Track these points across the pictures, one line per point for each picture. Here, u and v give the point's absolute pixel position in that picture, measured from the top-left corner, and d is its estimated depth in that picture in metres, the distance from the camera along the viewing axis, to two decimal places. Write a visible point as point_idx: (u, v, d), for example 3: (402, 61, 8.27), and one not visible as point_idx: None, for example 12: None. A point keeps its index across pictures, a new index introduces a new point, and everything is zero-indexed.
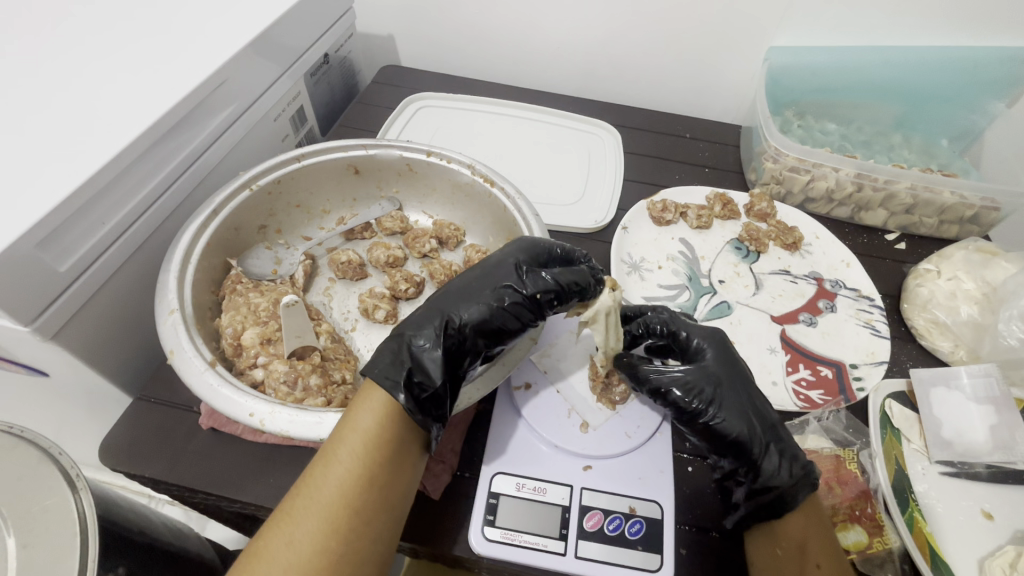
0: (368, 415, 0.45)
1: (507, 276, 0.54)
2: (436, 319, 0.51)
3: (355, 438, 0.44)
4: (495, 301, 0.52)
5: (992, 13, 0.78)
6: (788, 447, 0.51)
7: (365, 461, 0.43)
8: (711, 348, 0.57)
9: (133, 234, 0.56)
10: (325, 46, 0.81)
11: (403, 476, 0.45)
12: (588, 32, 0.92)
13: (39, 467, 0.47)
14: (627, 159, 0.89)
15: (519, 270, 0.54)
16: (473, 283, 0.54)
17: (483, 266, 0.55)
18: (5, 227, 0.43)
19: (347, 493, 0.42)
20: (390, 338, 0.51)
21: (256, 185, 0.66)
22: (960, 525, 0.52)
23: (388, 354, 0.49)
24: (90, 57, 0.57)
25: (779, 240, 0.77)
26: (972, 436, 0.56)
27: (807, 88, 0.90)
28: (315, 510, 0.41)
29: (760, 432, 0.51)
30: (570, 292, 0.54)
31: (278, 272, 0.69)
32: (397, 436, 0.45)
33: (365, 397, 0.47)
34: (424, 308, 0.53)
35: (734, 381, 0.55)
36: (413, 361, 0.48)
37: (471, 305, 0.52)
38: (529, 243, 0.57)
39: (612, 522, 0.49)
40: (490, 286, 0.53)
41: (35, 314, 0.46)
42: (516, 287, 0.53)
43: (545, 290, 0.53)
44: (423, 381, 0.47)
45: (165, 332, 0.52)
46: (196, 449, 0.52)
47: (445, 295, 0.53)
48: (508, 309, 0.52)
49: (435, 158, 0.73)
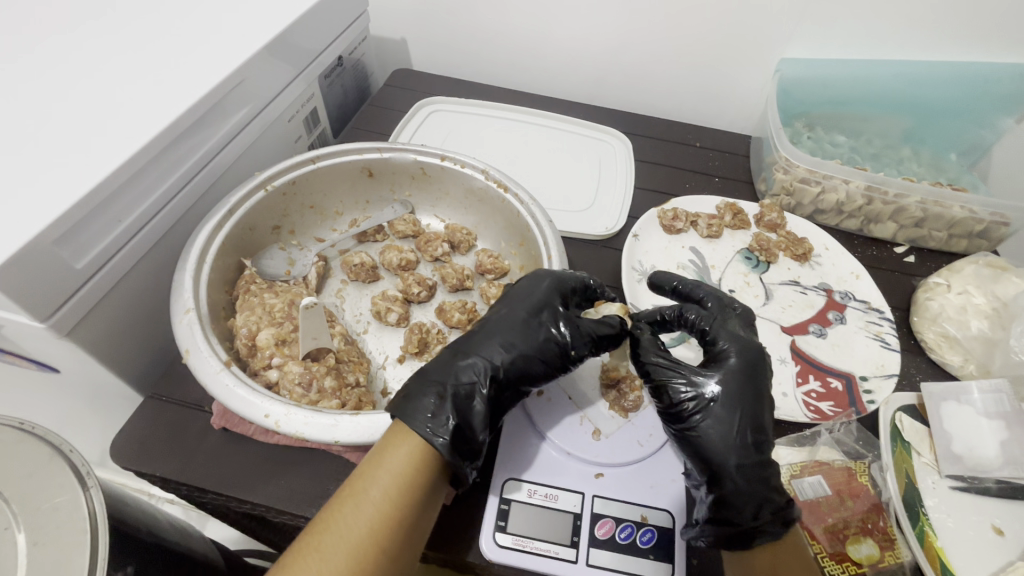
0: (402, 456, 0.46)
1: (544, 323, 0.55)
2: (477, 368, 0.51)
3: (386, 476, 0.44)
4: (535, 351, 0.53)
5: (1001, 30, 0.79)
6: (768, 488, 0.49)
7: (396, 501, 0.44)
8: (737, 359, 0.54)
9: (149, 232, 0.56)
10: (340, 49, 0.81)
11: (428, 511, 0.46)
12: (599, 40, 0.93)
13: (48, 464, 0.46)
14: (637, 167, 0.90)
15: (556, 316, 0.55)
16: (513, 326, 0.54)
17: (517, 308, 0.56)
18: (25, 223, 0.44)
19: (376, 533, 0.42)
20: (427, 385, 0.49)
21: (271, 185, 0.66)
22: (971, 541, 0.52)
23: (430, 405, 0.48)
24: (109, 53, 0.58)
25: (790, 250, 0.77)
26: (983, 450, 0.56)
27: (817, 99, 0.90)
28: (344, 547, 0.42)
29: (742, 453, 0.50)
30: (602, 340, 0.56)
31: (291, 272, 0.69)
32: (429, 476, 0.46)
33: (399, 438, 0.47)
34: (460, 353, 0.52)
35: (746, 398, 0.52)
36: (458, 415, 0.48)
37: (510, 353, 0.53)
38: (560, 283, 0.57)
39: (623, 530, 0.49)
40: (529, 334, 0.54)
41: (54, 310, 0.47)
42: (554, 336, 0.54)
43: (580, 341, 0.55)
44: (468, 436, 0.47)
45: (180, 331, 0.52)
46: (207, 449, 0.52)
47: (481, 341, 0.53)
48: (547, 360, 0.54)
49: (448, 163, 0.73)
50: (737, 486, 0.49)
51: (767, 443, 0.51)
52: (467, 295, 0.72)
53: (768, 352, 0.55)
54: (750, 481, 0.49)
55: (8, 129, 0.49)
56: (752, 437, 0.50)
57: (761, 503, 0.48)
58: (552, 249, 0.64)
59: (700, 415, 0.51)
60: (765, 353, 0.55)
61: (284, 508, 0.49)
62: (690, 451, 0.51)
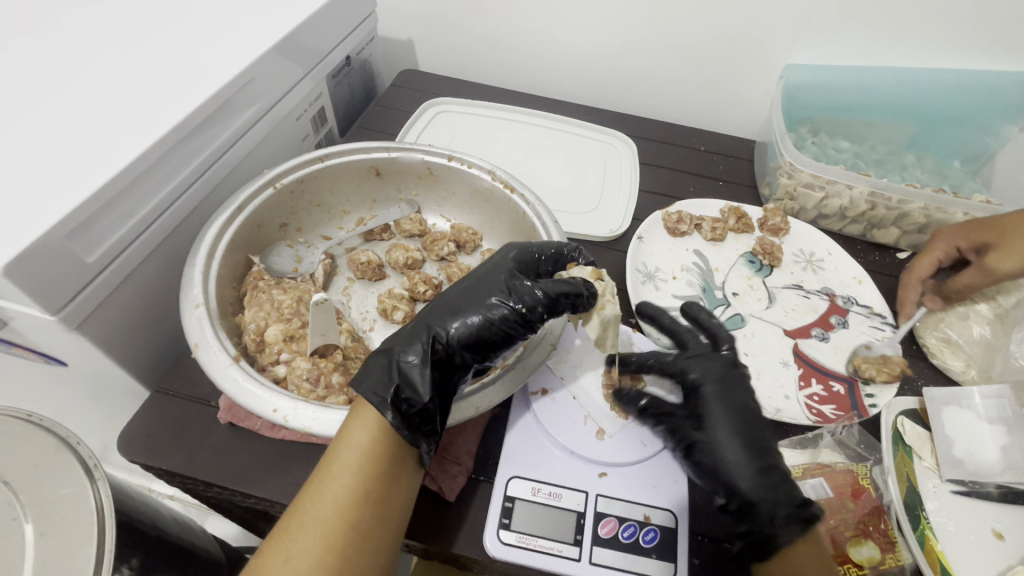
0: (362, 432, 0.45)
1: (496, 291, 0.53)
2: (422, 335, 0.50)
3: (349, 455, 0.45)
4: (484, 317, 0.51)
5: (1002, 38, 0.80)
6: (783, 487, 0.49)
7: (360, 479, 0.44)
8: (712, 380, 0.54)
9: (159, 226, 0.56)
10: (348, 48, 0.82)
11: (399, 487, 0.45)
12: (606, 43, 0.93)
13: (57, 456, 0.47)
14: (642, 170, 0.90)
15: (508, 284, 0.53)
16: (465, 296, 0.53)
17: (474, 279, 0.55)
18: (38, 217, 0.44)
19: (343, 511, 0.43)
20: (376, 353, 0.49)
21: (280, 183, 0.67)
22: (972, 544, 0.52)
23: (375, 371, 0.48)
24: (119, 50, 0.58)
25: (885, 372, 0.64)
26: (983, 455, 0.56)
27: (822, 106, 0.91)
28: (314, 527, 0.42)
29: (746, 467, 0.50)
30: (560, 303, 0.52)
31: (299, 270, 0.69)
32: (392, 453, 0.45)
33: (356, 415, 0.47)
34: (412, 322, 0.52)
35: (734, 412, 0.53)
36: (401, 377, 0.47)
37: (461, 320, 0.51)
38: (519, 253, 0.56)
39: (626, 530, 0.49)
40: (478, 303, 0.52)
41: (63, 304, 0.47)
42: (506, 302, 0.52)
43: (534, 305, 0.51)
44: (411, 398, 0.47)
45: (190, 326, 0.52)
46: (213, 443, 0.53)
47: (433, 310, 0.53)
48: (498, 325, 0.51)
49: (456, 163, 0.74)
50: (750, 493, 0.49)
51: (770, 450, 0.51)
52: None
53: (737, 365, 0.56)
54: (762, 488, 0.49)
55: (8, 126, 0.49)
56: (755, 455, 0.50)
57: (772, 507, 0.48)
58: None
59: (699, 434, 0.52)
60: (737, 367, 0.56)
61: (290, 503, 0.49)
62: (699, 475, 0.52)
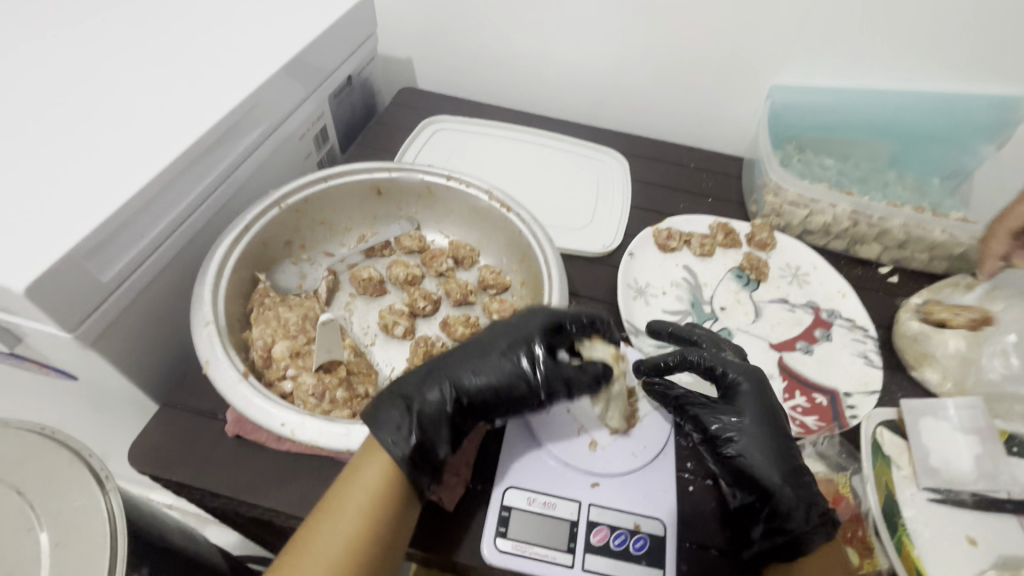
0: (376, 471, 0.48)
1: (519, 357, 0.54)
2: (444, 387, 0.52)
3: (361, 493, 0.47)
4: (504, 382, 0.53)
5: (978, 62, 0.84)
6: (811, 493, 0.52)
7: (371, 517, 0.46)
8: (747, 384, 0.57)
9: (169, 245, 0.58)
10: (350, 69, 0.85)
11: (403, 523, 0.48)
12: (599, 63, 0.97)
13: (70, 468, 0.49)
14: (634, 186, 0.93)
15: (533, 351, 0.54)
16: (487, 353, 0.55)
17: (500, 334, 0.56)
18: (58, 238, 0.46)
19: (351, 546, 0.45)
20: (397, 398, 0.51)
21: (285, 203, 0.69)
22: (947, 550, 0.55)
23: (397, 418, 0.49)
24: (132, 75, 0.61)
25: (962, 316, 0.69)
26: (958, 463, 0.59)
27: (807, 125, 0.95)
28: (321, 560, 0.44)
29: (783, 472, 0.52)
30: (578, 387, 0.54)
31: (303, 287, 0.73)
32: (401, 494, 0.48)
33: (372, 455, 0.49)
34: (433, 369, 0.54)
35: (768, 417, 0.55)
36: (420, 430, 0.49)
37: (483, 378, 0.53)
38: (549, 318, 0.56)
39: (617, 537, 0.52)
40: (502, 367, 0.54)
41: (79, 321, 0.49)
42: (528, 374, 0.54)
43: (554, 386, 0.54)
44: (427, 450, 0.49)
45: (200, 343, 0.55)
46: (220, 455, 0.55)
47: (456, 360, 0.54)
48: (516, 393, 0.54)
49: (454, 183, 0.77)
50: (779, 494, 0.51)
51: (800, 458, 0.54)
52: (470, 310, 0.75)
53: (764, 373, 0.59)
54: (794, 492, 0.51)
55: (24, 151, 0.51)
56: (789, 459, 0.53)
57: (806, 511, 0.51)
58: (552, 266, 0.67)
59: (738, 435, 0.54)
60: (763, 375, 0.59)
61: (295, 513, 0.52)
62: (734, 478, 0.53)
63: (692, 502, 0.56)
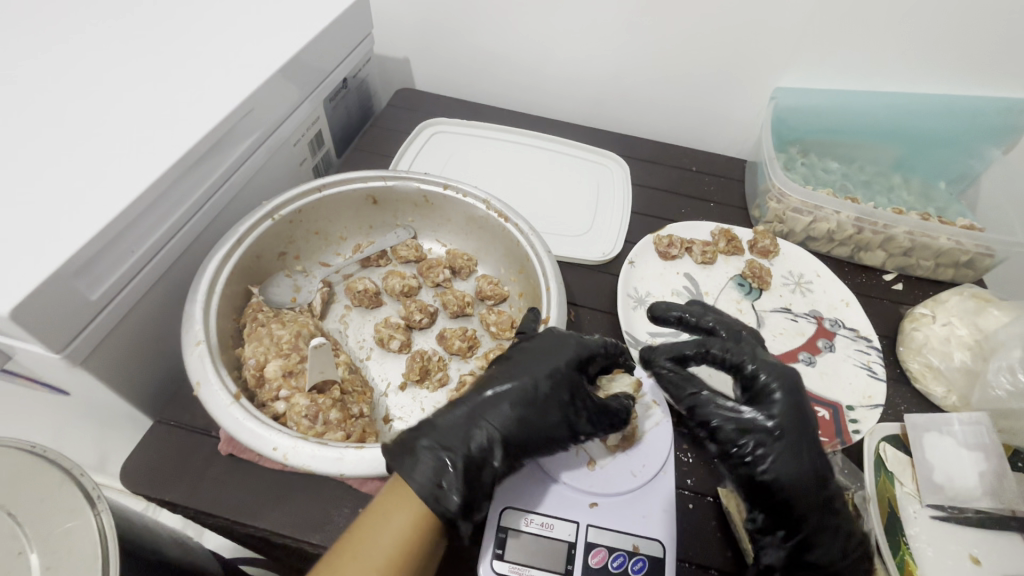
0: (404, 519, 0.47)
1: (557, 399, 0.54)
2: (483, 434, 0.50)
3: (388, 541, 0.46)
4: (544, 426, 0.52)
5: (988, 65, 0.82)
6: (845, 522, 0.50)
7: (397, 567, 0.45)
8: (780, 390, 0.52)
9: (160, 261, 0.57)
10: (345, 72, 0.83)
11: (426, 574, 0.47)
12: (600, 64, 0.95)
13: (61, 489, 0.48)
14: (634, 191, 0.92)
15: (572, 393, 0.54)
16: (521, 393, 0.53)
17: (530, 371, 0.55)
18: (44, 259, 0.45)
19: None
20: (434, 449, 0.49)
21: (278, 215, 0.68)
22: (949, 569, 0.54)
23: (441, 472, 0.48)
24: (121, 83, 0.59)
25: None
26: (962, 481, 0.58)
27: (812, 128, 0.93)
28: None
29: (809, 491, 0.49)
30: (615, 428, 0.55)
31: (296, 300, 0.71)
32: (428, 542, 0.47)
33: (399, 501, 0.48)
34: (467, 413, 0.51)
35: (800, 427, 0.51)
36: (467, 483, 0.48)
37: (519, 420, 0.52)
38: (580, 355, 0.57)
39: (616, 559, 0.51)
40: (540, 408, 0.53)
41: (67, 341, 0.48)
42: (567, 416, 0.53)
43: (595, 428, 0.54)
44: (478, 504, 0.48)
45: (192, 363, 0.54)
46: (214, 474, 0.54)
47: (488, 402, 0.52)
48: (556, 436, 0.53)
49: (451, 191, 0.75)
50: (802, 515, 0.49)
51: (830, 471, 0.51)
52: (467, 322, 0.74)
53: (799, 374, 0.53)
54: (821, 516, 0.49)
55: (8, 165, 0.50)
56: (818, 476, 0.50)
57: (836, 539, 0.50)
58: (550, 278, 0.66)
59: (759, 450, 0.50)
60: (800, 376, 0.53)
61: (288, 534, 0.51)
62: (754, 492, 0.51)
63: (692, 521, 0.56)
